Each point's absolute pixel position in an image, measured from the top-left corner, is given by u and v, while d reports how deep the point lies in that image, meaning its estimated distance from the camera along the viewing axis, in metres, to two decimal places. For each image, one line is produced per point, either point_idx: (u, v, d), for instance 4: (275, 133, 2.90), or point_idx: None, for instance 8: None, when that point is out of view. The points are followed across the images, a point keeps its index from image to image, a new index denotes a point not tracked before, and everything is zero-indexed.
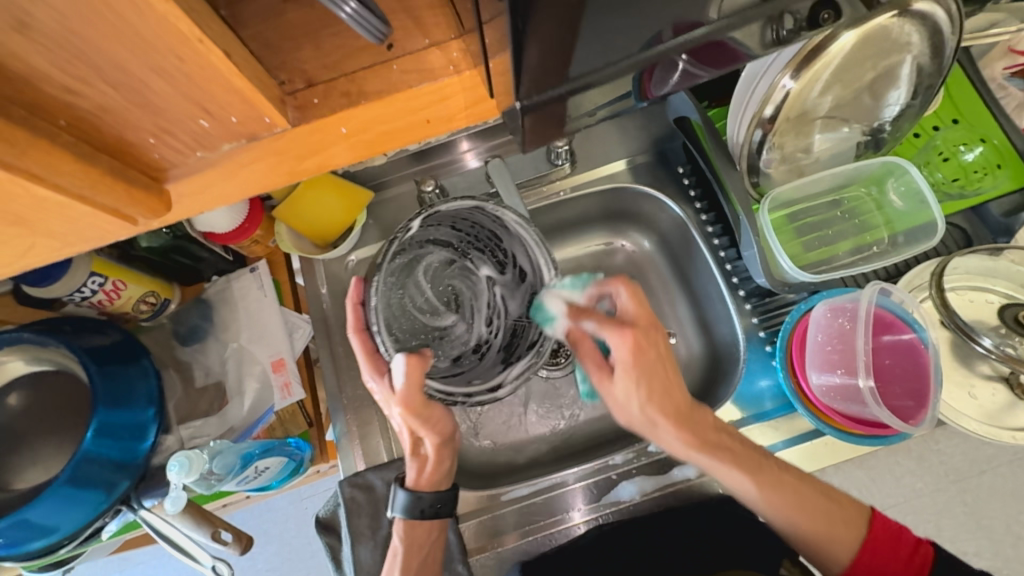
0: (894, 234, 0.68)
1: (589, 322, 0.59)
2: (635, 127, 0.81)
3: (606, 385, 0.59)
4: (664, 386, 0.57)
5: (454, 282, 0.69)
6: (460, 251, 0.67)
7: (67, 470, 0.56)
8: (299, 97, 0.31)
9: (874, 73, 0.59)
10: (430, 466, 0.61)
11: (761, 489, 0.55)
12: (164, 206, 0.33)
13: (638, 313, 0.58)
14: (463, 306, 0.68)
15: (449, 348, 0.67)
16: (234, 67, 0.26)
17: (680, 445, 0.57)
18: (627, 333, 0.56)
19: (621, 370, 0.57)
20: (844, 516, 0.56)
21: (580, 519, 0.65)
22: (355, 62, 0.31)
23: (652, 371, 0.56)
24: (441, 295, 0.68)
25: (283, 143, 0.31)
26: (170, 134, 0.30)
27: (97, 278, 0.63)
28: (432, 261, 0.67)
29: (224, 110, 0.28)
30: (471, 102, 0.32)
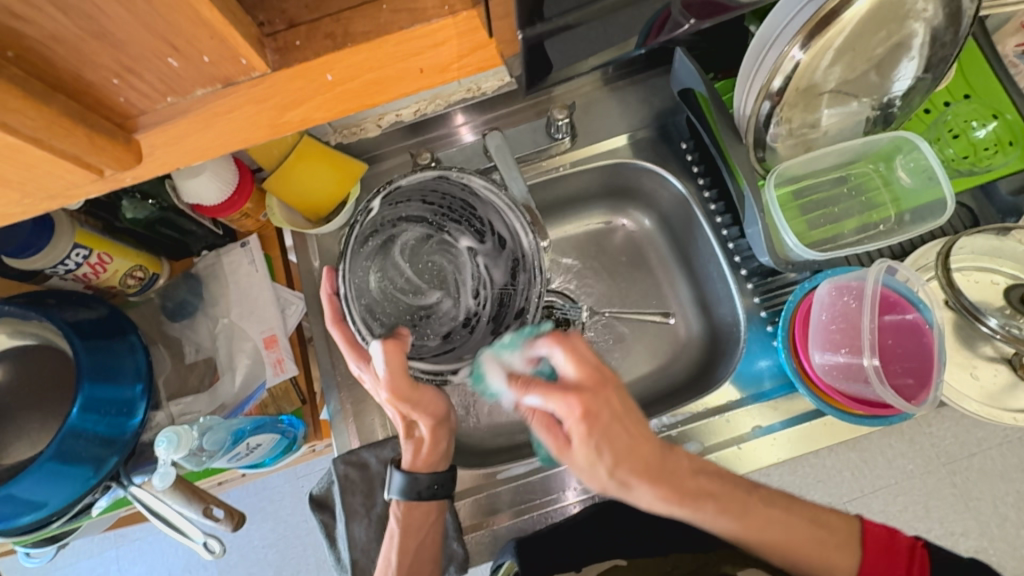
0: (901, 212, 0.67)
1: (532, 395, 0.50)
2: (636, 101, 0.79)
3: (566, 456, 0.50)
4: (628, 445, 0.49)
5: (436, 259, 0.67)
6: (438, 224, 0.65)
7: (52, 445, 0.54)
8: (278, 39, 0.24)
9: (887, 45, 0.57)
10: (427, 448, 0.60)
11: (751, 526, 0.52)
12: (135, 159, 0.26)
13: (581, 372, 0.49)
14: (448, 281, 0.67)
15: (438, 325, 0.66)
16: None
17: (662, 503, 0.50)
18: (569, 396, 0.48)
19: (579, 440, 0.48)
20: (835, 541, 0.53)
21: (574, 498, 0.65)
22: None
23: (614, 437, 0.48)
24: (425, 272, 0.67)
25: (261, 91, 0.24)
26: (135, 75, 0.23)
27: (81, 251, 0.61)
28: (409, 240, 0.66)
29: (194, 47, 0.22)
30: (468, 52, 0.26)
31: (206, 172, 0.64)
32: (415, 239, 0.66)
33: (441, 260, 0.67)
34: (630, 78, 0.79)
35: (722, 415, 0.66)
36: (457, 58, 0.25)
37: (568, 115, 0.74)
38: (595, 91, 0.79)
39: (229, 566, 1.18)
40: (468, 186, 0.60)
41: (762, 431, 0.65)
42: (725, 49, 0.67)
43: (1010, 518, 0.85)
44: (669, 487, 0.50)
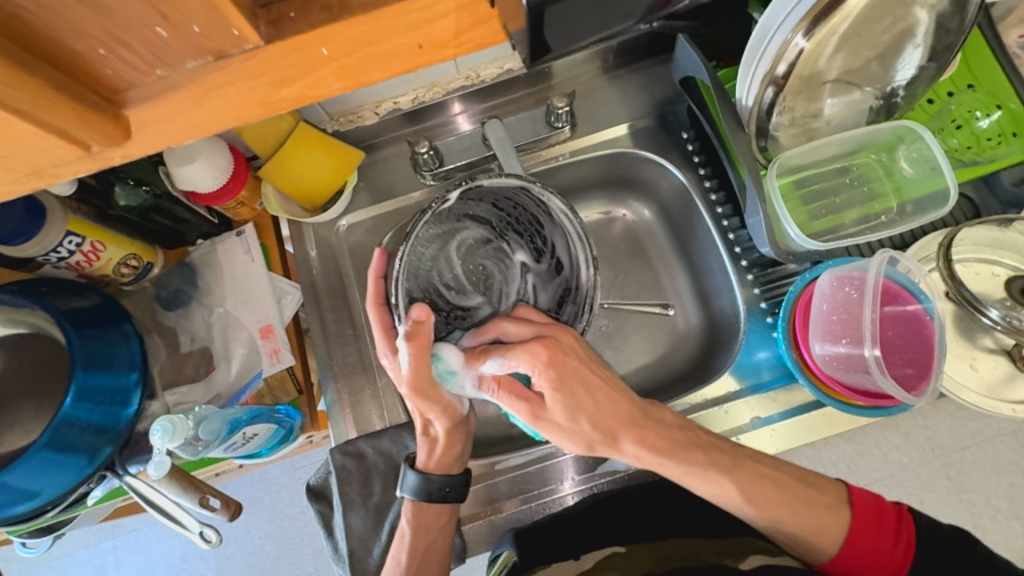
0: (903, 203, 0.67)
1: (489, 361, 0.54)
2: (637, 90, 0.78)
3: (542, 419, 0.55)
4: (602, 393, 0.54)
5: (484, 261, 0.68)
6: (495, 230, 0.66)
7: (46, 434, 0.54)
8: (271, 10, 0.23)
9: (892, 33, 0.56)
10: (440, 449, 0.60)
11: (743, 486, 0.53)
12: (124, 135, 0.25)
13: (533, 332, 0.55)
14: (491, 287, 0.68)
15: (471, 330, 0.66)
16: None
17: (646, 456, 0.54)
18: (536, 346, 0.53)
19: (550, 393, 0.53)
20: (826, 502, 0.53)
21: (570, 490, 0.65)
22: None
23: (585, 378, 0.53)
24: (470, 271, 0.67)
25: (255, 65, 0.24)
26: (123, 46, 0.22)
27: (73, 238, 0.60)
28: (467, 237, 0.66)
29: (183, 15, 0.21)
30: (468, 27, 0.25)
31: (200, 158, 0.63)
32: (470, 237, 0.66)
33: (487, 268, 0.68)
34: (631, 67, 0.78)
35: (721, 406, 0.66)
36: (456, 33, 0.25)
37: (568, 103, 0.73)
38: (594, 80, 0.78)
39: (226, 557, 1.18)
40: (545, 206, 0.61)
41: (761, 422, 0.65)
42: (727, 37, 0.66)
43: (1002, 510, 0.86)
44: (658, 436, 0.54)
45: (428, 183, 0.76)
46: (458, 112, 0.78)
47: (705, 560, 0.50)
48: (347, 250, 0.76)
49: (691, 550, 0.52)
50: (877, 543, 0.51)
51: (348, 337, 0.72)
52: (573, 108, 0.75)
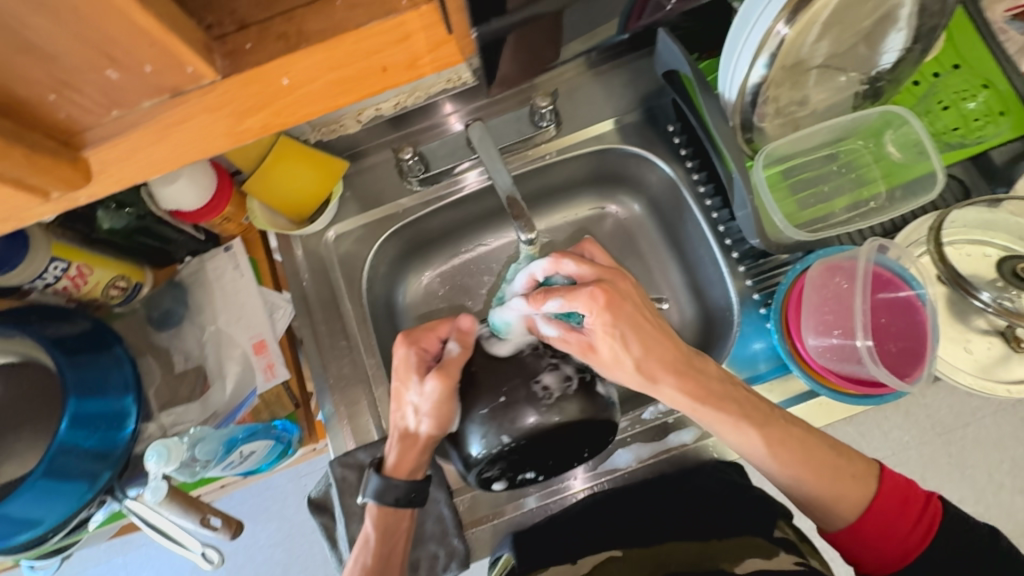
0: (892, 187, 0.66)
1: (552, 300, 0.51)
2: (621, 84, 0.77)
3: (589, 357, 0.53)
4: (653, 337, 0.51)
5: (541, 447, 0.53)
6: (607, 419, 0.54)
7: (44, 462, 0.54)
8: (228, 42, 0.23)
9: (873, 16, 0.56)
10: (411, 453, 0.58)
11: (691, 397, 0.52)
12: (84, 179, 0.25)
13: (596, 271, 0.53)
14: (516, 447, 0.52)
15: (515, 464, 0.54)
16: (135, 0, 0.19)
17: (685, 401, 0.53)
18: (597, 291, 0.50)
19: (602, 331, 0.51)
20: (853, 472, 0.53)
21: (581, 486, 0.65)
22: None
23: (634, 318, 0.51)
24: (535, 430, 0.52)
25: (214, 99, 0.24)
26: (75, 90, 0.22)
27: (59, 263, 0.60)
28: (564, 420, 0.52)
29: (134, 56, 0.21)
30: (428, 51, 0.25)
31: (181, 176, 0.62)
32: (579, 417, 0.52)
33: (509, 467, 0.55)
34: (614, 62, 0.77)
35: None
36: (417, 55, 0.24)
37: (552, 102, 0.74)
38: (578, 77, 0.78)
39: (237, 567, 1.18)
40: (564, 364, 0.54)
41: None
42: (709, 29, 0.66)
43: (1005, 484, 0.88)
44: (677, 357, 0.52)
45: (416, 189, 0.76)
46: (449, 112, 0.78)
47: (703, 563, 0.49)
48: (337, 261, 0.75)
49: (687, 557, 0.50)
50: (894, 525, 0.51)
51: (343, 348, 0.72)
52: (556, 106, 0.76)
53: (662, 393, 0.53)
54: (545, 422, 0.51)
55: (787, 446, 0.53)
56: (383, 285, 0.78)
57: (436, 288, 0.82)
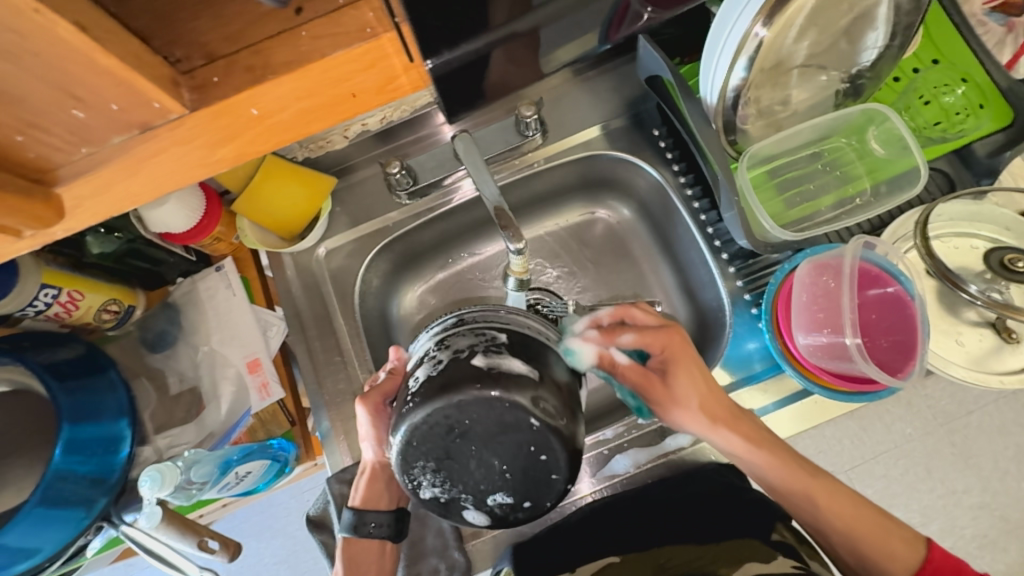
0: (877, 184, 0.66)
1: (625, 336, 0.54)
2: (606, 90, 0.78)
3: (664, 404, 0.55)
4: (716, 395, 0.55)
5: (471, 468, 0.41)
6: (515, 408, 0.39)
7: (38, 492, 0.54)
8: (195, 77, 0.24)
9: (851, 15, 0.56)
10: (365, 482, 0.59)
11: (747, 440, 0.54)
12: (57, 215, 0.27)
13: (659, 326, 0.56)
14: (450, 479, 0.42)
15: (460, 478, 0.42)
16: (93, 42, 0.20)
17: (738, 446, 0.55)
18: (672, 333, 0.55)
19: (680, 381, 0.54)
20: (901, 534, 0.54)
21: (589, 489, 0.64)
22: (258, 30, 0.24)
23: (704, 372, 0.55)
24: (437, 448, 0.41)
25: (184, 132, 0.25)
26: (41, 130, 0.24)
27: (49, 290, 0.60)
28: (460, 419, 0.40)
29: (98, 95, 0.22)
30: (395, 77, 0.26)
31: (170, 200, 0.63)
32: (468, 399, 0.39)
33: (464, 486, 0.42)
34: (599, 68, 0.78)
35: None
36: (389, 80, 0.26)
37: (536, 111, 0.73)
38: (564, 84, 0.78)
39: None
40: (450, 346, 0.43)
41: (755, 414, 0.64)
42: (688, 33, 0.66)
43: (1009, 471, 0.87)
44: (748, 424, 0.55)
45: (405, 203, 0.76)
46: (442, 123, 0.78)
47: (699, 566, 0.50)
48: (328, 275, 0.76)
49: (685, 561, 0.51)
50: None
51: (338, 363, 0.72)
52: (541, 114, 0.75)
53: (719, 438, 0.55)
54: (416, 422, 0.40)
55: (835, 503, 0.54)
56: (377, 298, 0.78)
57: (429, 299, 0.82)
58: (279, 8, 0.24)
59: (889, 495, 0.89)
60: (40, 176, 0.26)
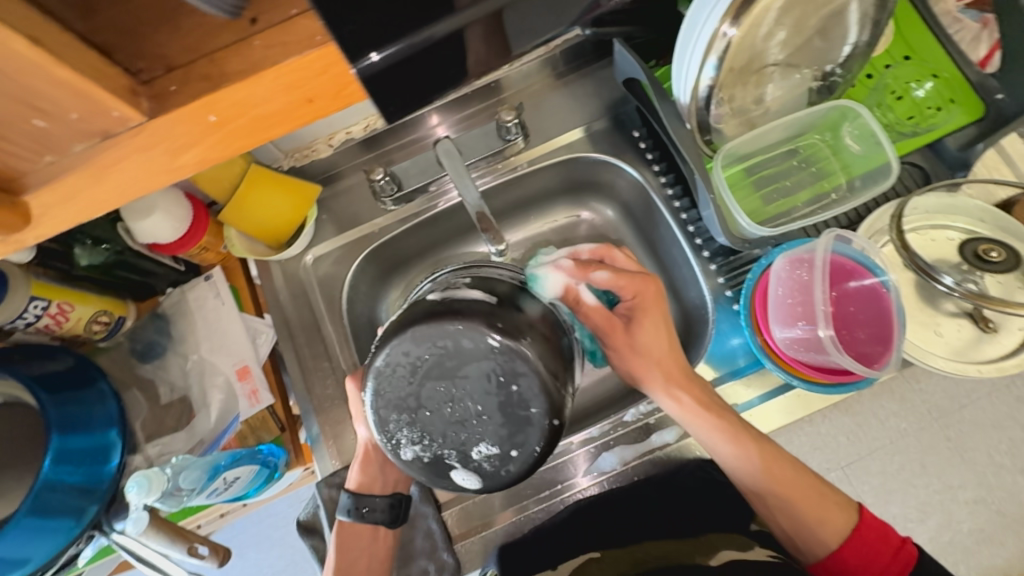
0: (852, 178, 0.67)
1: (598, 272, 0.55)
2: (586, 93, 0.79)
3: (618, 343, 0.58)
4: (670, 351, 0.58)
5: (443, 411, 0.42)
6: (468, 328, 0.40)
7: (29, 500, 0.54)
8: (154, 86, 0.27)
9: (822, 15, 0.57)
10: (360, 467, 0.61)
11: (698, 404, 0.57)
12: (23, 222, 0.29)
13: (638, 268, 0.60)
14: (423, 430, 0.42)
15: (433, 424, 0.42)
16: (49, 54, 0.22)
17: (691, 412, 0.57)
18: (648, 280, 0.57)
19: (635, 314, 0.57)
20: (835, 498, 0.56)
21: (586, 480, 0.65)
22: (214, 41, 0.28)
23: (658, 293, 0.58)
24: (405, 396, 0.42)
25: (144, 139, 0.27)
26: (7, 140, 0.26)
27: (39, 302, 0.61)
28: (419, 354, 0.41)
29: (58, 106, 0.25)
30: (344, 86, 0.29)
31: (156, 211, 0.63)
32: (421, 323, 0.40)
33: (438, 431, 0.42)
34: (579, 72, 0.80)
35: None
36: (341, 88, 0.29)
37: (517, 116, 0.75)
38: (545, 88, 0.80)
39: None
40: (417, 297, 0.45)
41: (739, 409, 0.65)
42: (662, 37, 0.68)
43: (1006, 466, 0.84)
44: (701, 390, 0.58)
45: (390, 209, 0.77)
46: (431, 126, 0.79)
47: (677, 557, 0.50)
48: (316, 282, 0.77)
49: (662, 551, 0.51)
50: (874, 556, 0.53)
51: (327, 369, 0.73)
52: (522, 119, 0.76)
53: (666, 400, 0.58)
54: (380, 363, 0.41)
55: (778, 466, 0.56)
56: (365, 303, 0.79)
57: None
58: (235, 20, 0.27)
59: (885, 491, 0.84)
60: (11, 185, 0.28)
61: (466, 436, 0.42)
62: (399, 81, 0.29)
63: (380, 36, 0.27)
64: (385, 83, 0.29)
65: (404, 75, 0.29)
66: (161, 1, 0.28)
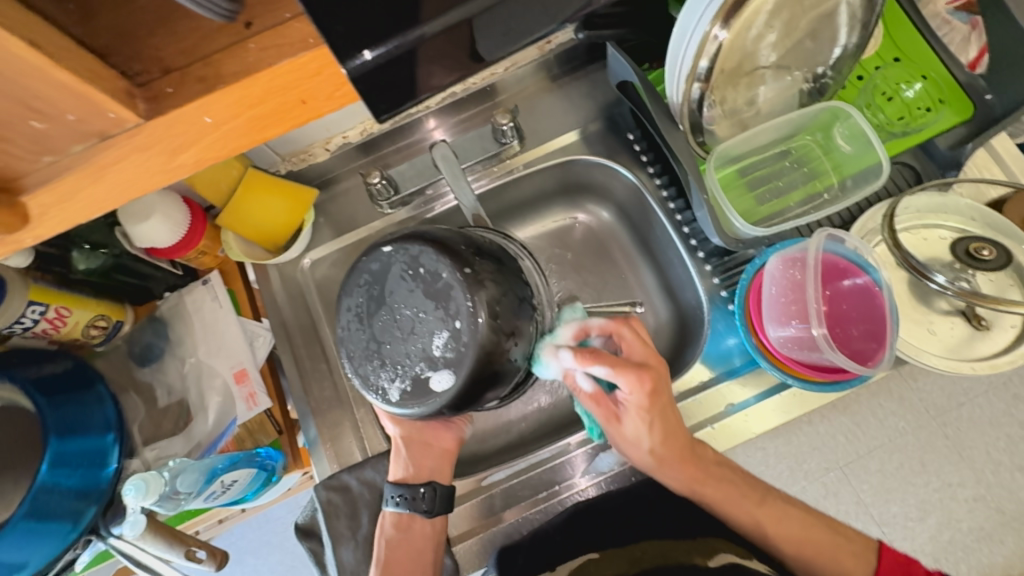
0: (843, 178, 0.68)
1: (599, 366, 0.54)
2: (581, 96, 0.80)
3: (613, 427, 0.58)
4: (670, 428, 0.57)
5: (395, 333, 0.48)
6: (374, 259, 0.50)
7: (26, 503, 0.55)
8: (150, 88, 0.27)
9: (812, 18, 0.58)
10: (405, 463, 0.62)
11: (691, 479, 0.59)
12: (23, 222, 0.29)
13: (645, 355, 0.57)
14: (392, 363, 0.48)
15: (398, 352, 0.48)
16: (47, 56, 0.23)
17: (685, 480, 0.59)
18: (644, 376, 0.54)
19: (633, 409, 0.56)
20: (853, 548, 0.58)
21: (585, 480, 0.65)
22: (209, 44, 0.28)
23: (666, 408, 0.57)
24: (367, 343, 0.49)
25: (140, 140, 0.28)
26: (6, 141, 0.27)
27: (36, 307, 0.61)
28: (357, 301, 0.50)
29: (55, 107, 0.25)
30: (338, 87, 0.30)
31: (154, 215, 0.63)
32: (351, 281, 0.50)
33: (404, 350, 0.48)
34: (574, 75, 0.80)
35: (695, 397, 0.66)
36: (336, 88, 0.30)
37: (512, 119, 0.75)
38: (540, 91, 0.80)
39: None
40: None
41: (735, 408, 0.65)
42: (655, 39, 0.68)
43: (1004, 463, 0.84)
44: (707, 477, 0.59)
45: (387, 212, 0.77)
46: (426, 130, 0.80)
47: (675, 560, 0.50)
48: (314, 286, 0.78)
49: (661, 550, 0.52)
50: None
51: (325, 371, 0.74)
52: (518, 122, 0.77)
53: (668, 478, 0.59)
54: (342, 332, 0.51)
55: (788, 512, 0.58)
56: None
57: None
58: (230, 23, 0.28)
59: (884, 490, 0.85)
60: (9, 186, 0.29)
61: (422, 344, 0.47)
62: (388, 80, 0.29)
63: (372, 33, 0.27)
64: (379, 80, 0.29)
65: (398, 75, 0.29)
66: (156, 5, 0.29)
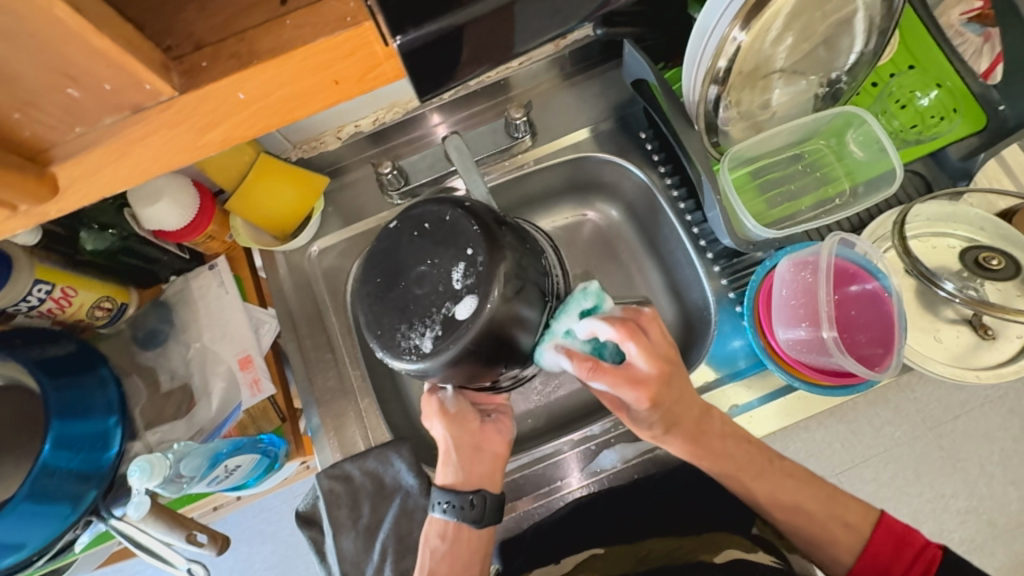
0: (855, 184, 0.68)
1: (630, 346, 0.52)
2: (593, 94, 0.80)
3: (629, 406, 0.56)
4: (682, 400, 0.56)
5: (416, 289, 0.50)
6: (379, 238, 0.53)
7: (27, 484, 0.54)
8: (184, 62, 0.27)
9: (830, 23, 0.58)
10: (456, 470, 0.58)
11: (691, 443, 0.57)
12: (50, 193, 0.29)
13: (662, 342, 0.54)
14: (419, 316, 0.49)
15: (422, 305, 0.49)
16: (89, 23, 0.23)
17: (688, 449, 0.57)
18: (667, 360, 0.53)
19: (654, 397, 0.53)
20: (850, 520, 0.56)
21: (578, 484, 0.65)
22: (246, 19, 0.28)
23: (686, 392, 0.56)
24: (391, 309, 0.50)
25: (172, 115, 0.28)
26: (38, 109, 0.26)
27: (42, 286, 0.61)
28: (372, 282, 0.52)
29: (92, 76, 0.25)
30: (371, 68, 0.30)
31: (163, 198, 0.63)
32: (363, 269, 0.53)
33: (429, 299, 0.49)
34: (587, 73, 0.80)
35: (699, 397, 0.66)
36: (368, 69, 0.30)
37: (525, 114, 0.75)
38: (552, 88, 0.80)
39: None
40: None
41: (740, 410, 0.66)
42: (672, 39, 0.68)
43: (996, 476, 0.84)
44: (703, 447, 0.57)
45: (396, 203, 0.77)
46: (436, 123, 0.79)
47: (681, 556, 0.51)
48: (320, 275, 0.77)
49: (666, 549, 0.53)
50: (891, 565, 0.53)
51: (328, 361, 0.73)
52: (531, 117, 0.77)
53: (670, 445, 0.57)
54: (364, 314, 0.52)
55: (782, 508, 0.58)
56: None
57: None
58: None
59: (878, 498, 0.85)
60: (35, 156, 0.29)
61: (443, 286, 0.49)
62: (427, 62, 0.30)
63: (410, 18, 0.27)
64: (419, 62, 0.30)
65: (435, 58, 0.30)
66: None
